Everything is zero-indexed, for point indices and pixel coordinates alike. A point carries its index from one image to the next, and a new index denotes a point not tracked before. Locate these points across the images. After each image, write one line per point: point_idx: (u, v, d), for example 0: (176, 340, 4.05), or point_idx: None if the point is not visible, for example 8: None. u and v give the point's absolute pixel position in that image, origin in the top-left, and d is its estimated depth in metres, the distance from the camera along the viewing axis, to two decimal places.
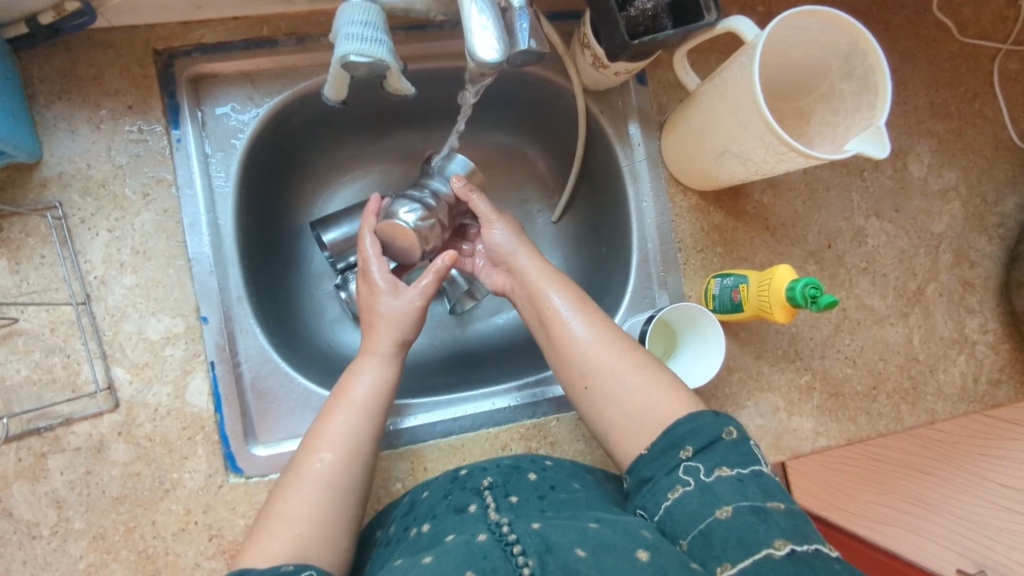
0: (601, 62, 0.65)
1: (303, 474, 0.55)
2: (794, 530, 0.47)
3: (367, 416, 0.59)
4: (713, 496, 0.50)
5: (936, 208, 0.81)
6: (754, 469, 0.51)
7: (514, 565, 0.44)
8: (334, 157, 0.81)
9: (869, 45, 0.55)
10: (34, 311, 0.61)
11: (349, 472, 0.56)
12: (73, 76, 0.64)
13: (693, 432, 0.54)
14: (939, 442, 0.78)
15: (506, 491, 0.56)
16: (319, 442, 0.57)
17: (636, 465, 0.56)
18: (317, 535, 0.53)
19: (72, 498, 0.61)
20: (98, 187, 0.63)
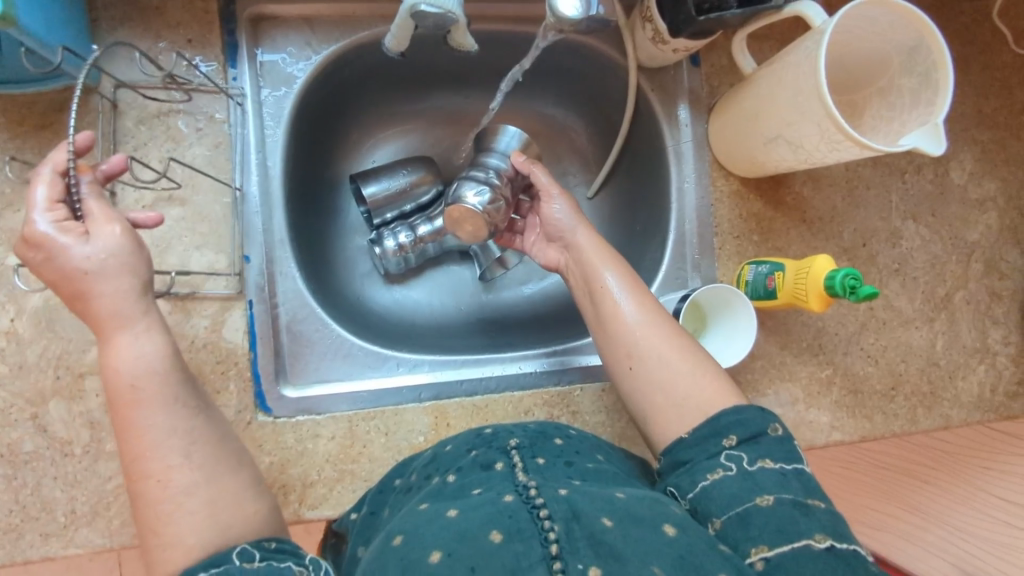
0: (662, 37, 0.65)
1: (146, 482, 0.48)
2: (833, 528, 0.49)
3: (161, 391, 0.50)
4: (755, 484, 0.51)
5: (973, 216, 0.81)
6: (797, 466, 0.53)
7: (541, 529, 0.44)
8: (379, 113, 0.81)
9: (934, 42, 0.55)
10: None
11: (194, 467, 0.49)
12: (136, 4, 0.64)
13: (740, 423, 0.55)
14: (947, 452, 0.80)
15: (533, 453, 0.55)
16: (152, 444, 0.48)
17: (674, 446, 0.56)
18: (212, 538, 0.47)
19: (105, 421, 0.62)
20: (154, 118, 0.64)
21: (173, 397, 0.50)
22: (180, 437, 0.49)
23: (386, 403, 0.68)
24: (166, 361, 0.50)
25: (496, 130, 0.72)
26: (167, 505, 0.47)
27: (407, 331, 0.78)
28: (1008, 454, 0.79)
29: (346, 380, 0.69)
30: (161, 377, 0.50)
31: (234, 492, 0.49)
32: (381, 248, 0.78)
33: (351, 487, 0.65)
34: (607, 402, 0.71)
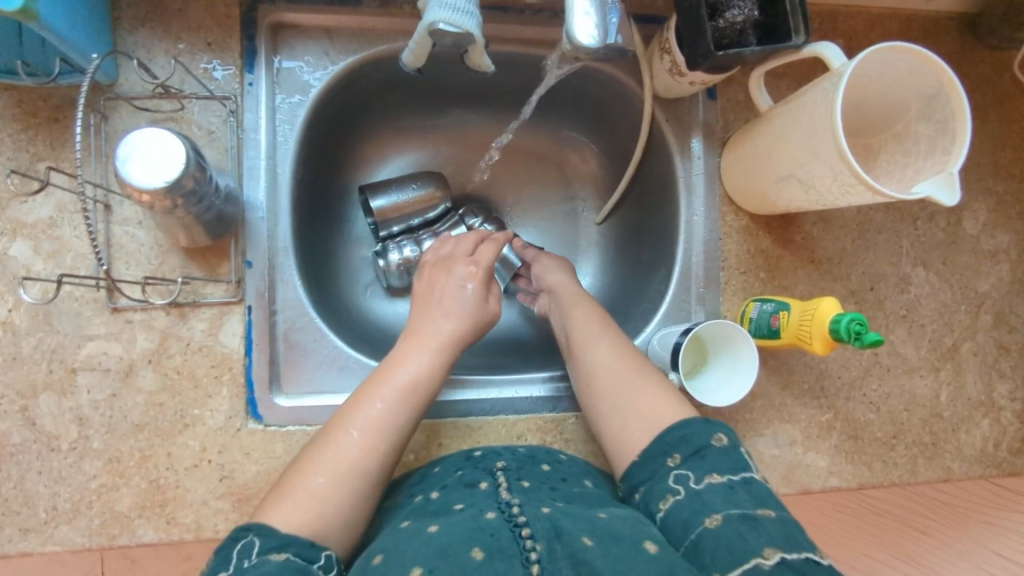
0: (679, 69, 0.65)
1: (337, 443, 0.56)
2: (784, 539, 0.49)
3: (408, 405, 0.59)
4: (701, 504, 0.52)
5: (984, 267, 0.80)
6: (745, 476, 0.54)
7: (522, 549, 0.44)
8: (391, 126, 0.81)
9: (953, 90, 0.55)
10: (99, 223, 0.63)
11: (378, 456, 0.56)
12: (159, 5, 0.64)
13: (684, 440, 0.57)
14: (944, 505, 0.79)
15: (519, 475, 0.55)
16: (354, 418, 0.57)
17: (631, 470, 0.59)
18: (335, 510, 0.53)
19: (94, 418, 0.61)
20: (166, 118, 0.64)
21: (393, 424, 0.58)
22: (382, 431, 0.57)
23: None
24: (429, 381, 0.61)
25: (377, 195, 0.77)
26: (328, 486, 0.54)
27: None
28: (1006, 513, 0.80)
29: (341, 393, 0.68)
30: (423, 392, 0.61)
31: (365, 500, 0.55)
32: (385, 260, 0.77)
33: None
34: None
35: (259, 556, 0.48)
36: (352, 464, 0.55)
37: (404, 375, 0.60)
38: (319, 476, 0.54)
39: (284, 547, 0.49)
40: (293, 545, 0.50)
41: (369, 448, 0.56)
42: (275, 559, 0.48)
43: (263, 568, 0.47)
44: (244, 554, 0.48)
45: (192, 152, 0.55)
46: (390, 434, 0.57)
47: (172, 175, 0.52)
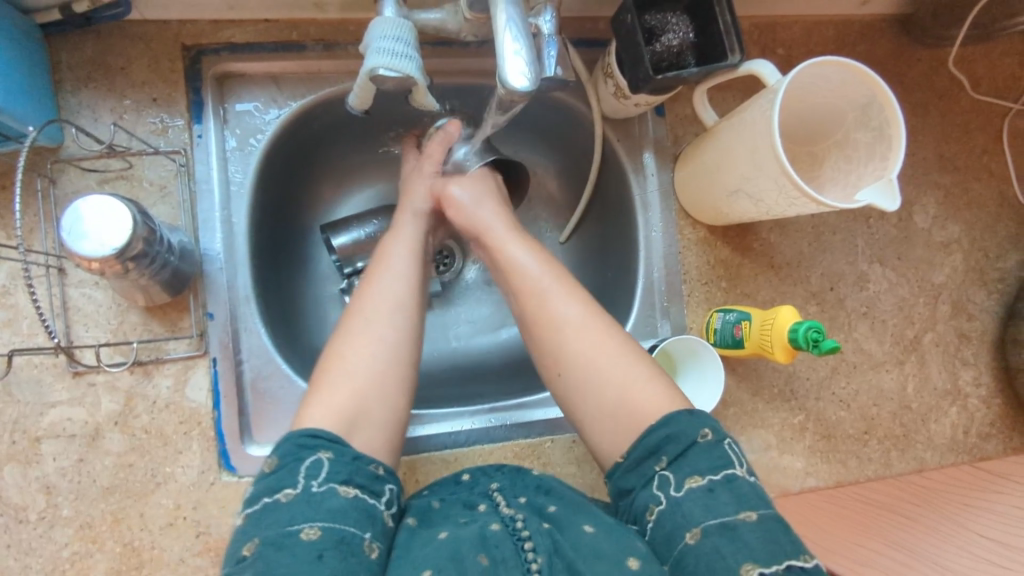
0: (623, 92, 0.67)
1: (355, 326, 0.57)
2: (763, 550, 0.47)
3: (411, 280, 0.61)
4: (682, 512, 0.50)
5: (938, 258, 0.82)
6: (727, 475, 0.51)
7: (524, 560, 0.47)
8: (349, 161, 0.81)
9: (885, 99, 0.57)
10: (55, 287, 0.62)
11: (405, 334, 0.58)
12: (101, 65, 0.64)
13: (670, 440, 0.53)
14: (921, 489, 0.77)
15: (515, 492, 0.57)
16: (368, 303, 0.59)
17: (614, 474, 0.56)
18: (374, 390, 0.54)
19: (62, 485, 0.61)
20: (116, 176, 0.64)
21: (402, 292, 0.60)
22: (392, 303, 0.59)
23: None
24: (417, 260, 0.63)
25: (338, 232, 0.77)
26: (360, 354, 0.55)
27: None
28: (989, 493, 0.75)
29: None
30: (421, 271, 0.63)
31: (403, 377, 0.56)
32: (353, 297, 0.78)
33: None
34: (579, 453, 0.71)
35: (326, 484, 0.48)
36: (378, 330, 0.57)
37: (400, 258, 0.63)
38: (355, 358, 0.55)
39: (351, 480, 0.49)
40: (359, 478, 0.50)
41: (393, 322, 0.58)
42: (343, 496, 0.48)
43: (331, 503, 0.47)
44: (313, 475, 0.48)
45: (140, 216, 0.55)
46: (404, 311, 0.59)
47: (118, 242, 0.52)
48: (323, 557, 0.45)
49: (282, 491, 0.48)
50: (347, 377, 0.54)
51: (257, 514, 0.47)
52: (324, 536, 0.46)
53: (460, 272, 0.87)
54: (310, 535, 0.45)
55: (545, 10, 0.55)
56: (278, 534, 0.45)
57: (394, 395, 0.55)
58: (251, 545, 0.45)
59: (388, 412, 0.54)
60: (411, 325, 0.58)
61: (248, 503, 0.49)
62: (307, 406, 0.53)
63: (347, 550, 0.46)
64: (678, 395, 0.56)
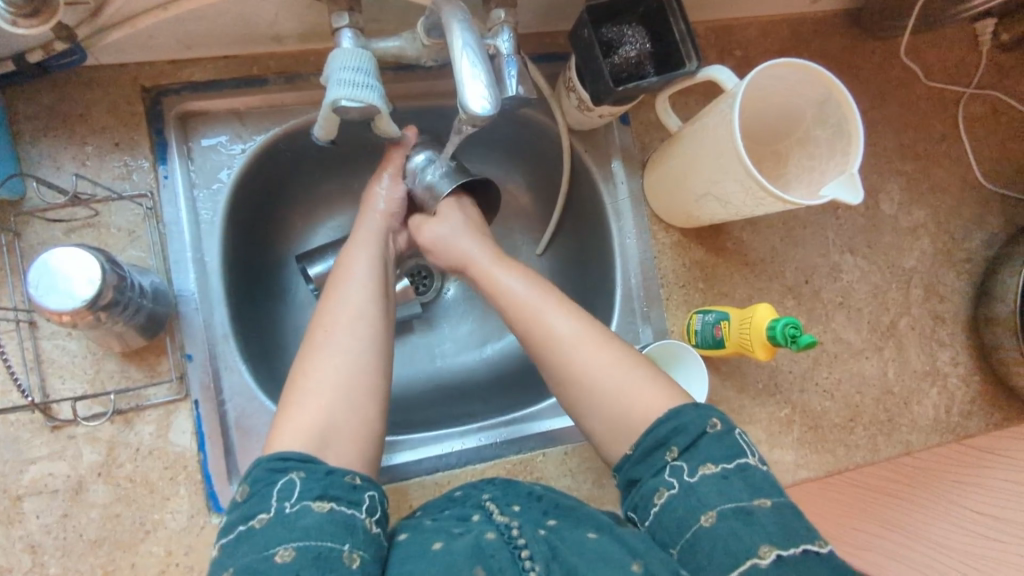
0: (586, 105, 0.67)
1: (317, 342, 0.57)
2: (779, 532, 0.47)
3: (372, 290, 0.61)
4: (697, 498, 0.51)
5: (906, 244, 0.84)
6: (739, 463, 0.52)
7: (520, 568, 0.46)
8: (319, 191, 0.81)
9: (840, 95, 0.58)
10: (27, 341, 0.61)
11: (370, 346, 0.58)
12: (60, 113, 0.64)
13: (678, 430, 0.54)
14: (918, 472, 0.83)
15: (508, 500, 0.57)
16: (332, 319, 0.58)
17: (623, 464, 0.56)
18: (343, 403, 0.54)
19: (48, 543, 0.59)
20: (83, 225, 0.63)
21: (364, 302, 0.60)
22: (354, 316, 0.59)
23: None
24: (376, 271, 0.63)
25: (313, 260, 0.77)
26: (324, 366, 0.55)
27: None
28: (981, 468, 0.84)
29: None
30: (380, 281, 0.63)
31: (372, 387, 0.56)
32: None
33: None
34: (571, 465, 0.71)
35: (299, 503, 0.47)
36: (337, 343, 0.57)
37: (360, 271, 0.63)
38: (320, 373, 0.55)
39: (325, 493, 0.48)
40: (334, 490, 0.49)
41: (354, 332, 0.58)
42: (318, 511, 0.47)
43: (304, 521, 0.46)
44: (285, 497, 0.48)
45: (109, 264, 0.55)
46: (367, 323, 0.58)
47: (88, 293, 0.52)
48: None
49: (256, 517, 0.47)
50: (315, 394, 0.54)
51: (234, 545, 0.46)
52: (298, 556, 0.44)
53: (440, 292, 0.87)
54: (284, 557, 0.44)
55: (501, 30, 0.56)
56: (255, 559, 0.44)
57: (364, 406, 0.55)
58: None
59: (359, 425, 0.54)
60: (375, 338, 0.58)
61: (223, 534, 0.48)
62: (277, 429, 0.52)
63: (325, 566, 0.45)
64: (666, 391, 0.57)
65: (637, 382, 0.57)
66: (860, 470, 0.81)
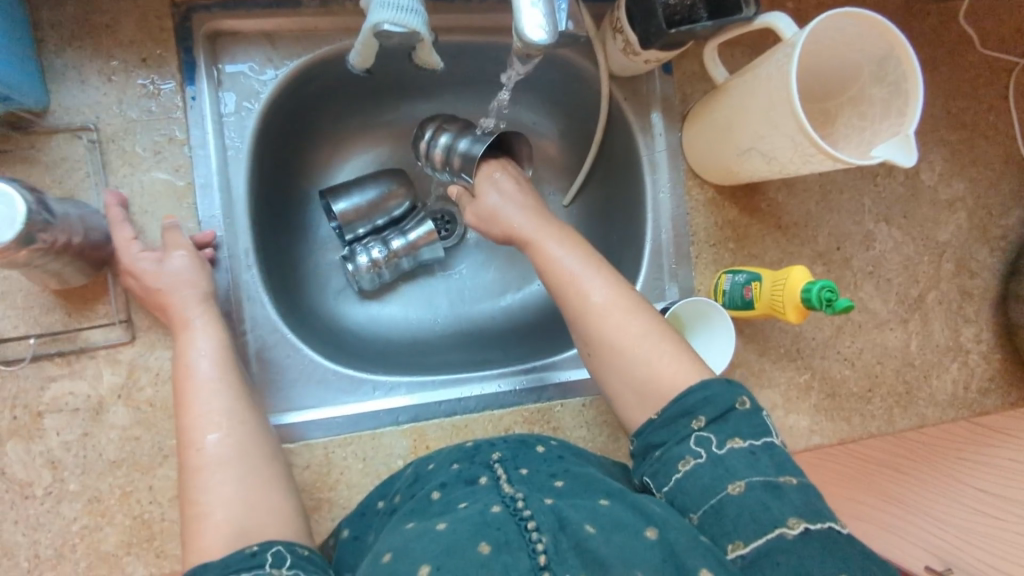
0: (633, 48, 0.64)
1: (198, 462, 0.54)
2: (807, 507, 0.48)
3: (220, 380, 0.59)
4: (725, 470, 0.51)
5: (943, 217, 0.82)
6: (766, 441, 0.52)
7: (528, 540, 0.45)
8: (347, 125, 0.78)
9: (904, 52, 0.55)
10: None
11: (235, 442, 0.56)
12: (86, 23, 0.61)
13: (706, 401, 0.54)
14: None
15: (516, 464, 0.56)
16: (199, 420, 0.56)
17: (645, 429, 0.56)
18: (246, 507, 0.52)
19: (68, 460, 0.59)
20: (107, 142, 0.61)
21: (210, 387, 0.58)
22: (211, 410, 0.57)
23: (363, 428, 0.67)
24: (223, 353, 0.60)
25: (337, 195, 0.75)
26: (207, 470, 0.54)
27: (384, 352, 0.76)
28: None
29: (320, 407, 0.67)
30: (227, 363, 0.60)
31: (262, 479, 0.55)
32: (355, 264, 0.76)
33: (330, 515, 0.64)
34: (589, 416, 0.71)
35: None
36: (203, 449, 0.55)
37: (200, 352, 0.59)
38: (207, 487, 0.53)
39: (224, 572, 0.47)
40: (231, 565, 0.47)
41: (228, 439, 0.56)
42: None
43: None
44: None
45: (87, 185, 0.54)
46: (236, 415, 0.57)
47: None
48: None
49: None
50: (211, 512, 0.51)
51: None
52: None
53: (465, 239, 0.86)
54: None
55: None
56: None
57: (275, 500, 0.54)
58: None
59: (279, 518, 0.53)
60: (251, 429, 0.57)
61: None
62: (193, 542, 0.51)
63: None
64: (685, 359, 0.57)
65: (670, 355, 0.57)
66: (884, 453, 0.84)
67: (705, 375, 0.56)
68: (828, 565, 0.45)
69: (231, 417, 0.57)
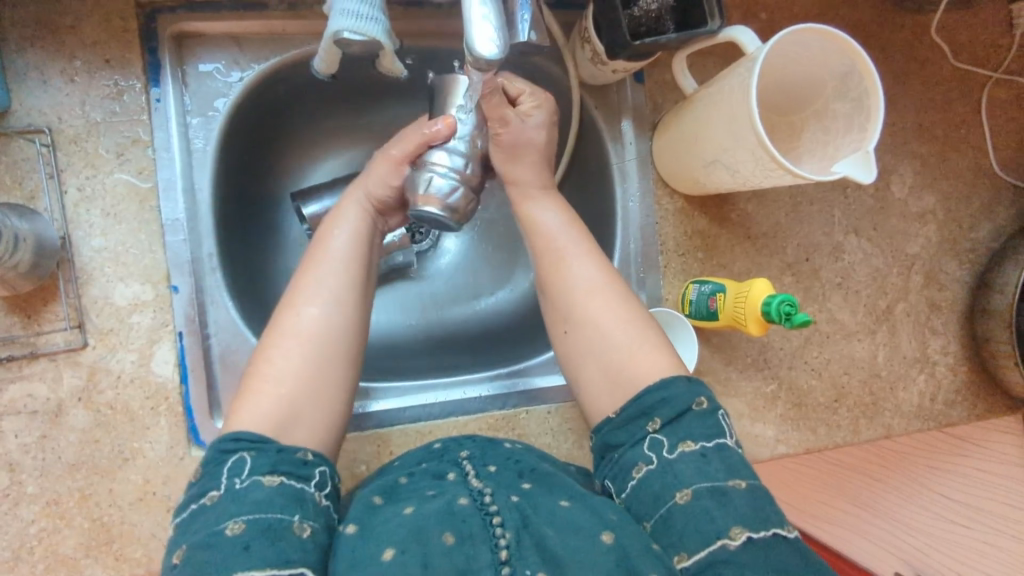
0: (600, 58, 0.65)
1: (292, 328, 0.55)
2: (755, 516, 0.47)
3: (350, 269, 0.59)
4: (674, 476, 0.50)
5: (913, 229, 0.82)
6: (720, 442, 0.52)
7: (491, 535, 0.45)
8: (317, 127, 0.78)
9: (866, 69, 0.55)
10: None
11: (336, 327, 0.56)
12: (48, 23, 0.61)
13: (664, 403, 0.54)
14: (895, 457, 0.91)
15: (484, 461, 0.56)
16: (304, 295, 0.56)
17: (603, 428, 0.57)
18: (308, 394, 0.53)
19: (26, 462, 0.59)
20: (69, 143, 0.61)
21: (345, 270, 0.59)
22: (332, 294, 0.57)
23: None
24: (362, 247, 0.61)
25: (306, 197, 0.75)
26: (291, 335, 0.54)
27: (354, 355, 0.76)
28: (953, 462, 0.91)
29: None
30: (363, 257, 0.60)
31: (332, 361, 0.55)
32: None
33: None
34: (554, 424, 0.71)
35: (250, 478, 0.47)
36: (305, 315, 0.55)
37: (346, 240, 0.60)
38: (279, 360, 0.53)
39: (276, 469, 0.48)
40: (285, 466, 0.49)
41: (326, 321, 0.56)
42: (266, 485, 0.47)
43: (254, 496, 0.46)
44: (235, 474, 0.48)
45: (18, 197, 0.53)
46: (347, 303, 0.57)
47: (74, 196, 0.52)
48: (250, 547, 0.43)
49: (208, 495, 0.47)
50: (276, 383, 0.52)
51: (187, 521, 0.46)
52: (249, 527, 0.44)
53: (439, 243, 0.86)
54: (233, 530, 0.44)
55: None
56: (205, 534, 0.44)
57: (332, 393, 0.55)
58: (179, 551, 0.44)
59: (324, 411, 0.54)
60: (348, 311, 0.57)
61: (178, 513, 0.48)
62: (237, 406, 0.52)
63: (274, 536, 0.45)
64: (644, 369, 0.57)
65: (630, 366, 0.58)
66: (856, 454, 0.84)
67: (676, 371, 0.56)
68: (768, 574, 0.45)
69: (345, 301, 0.57)
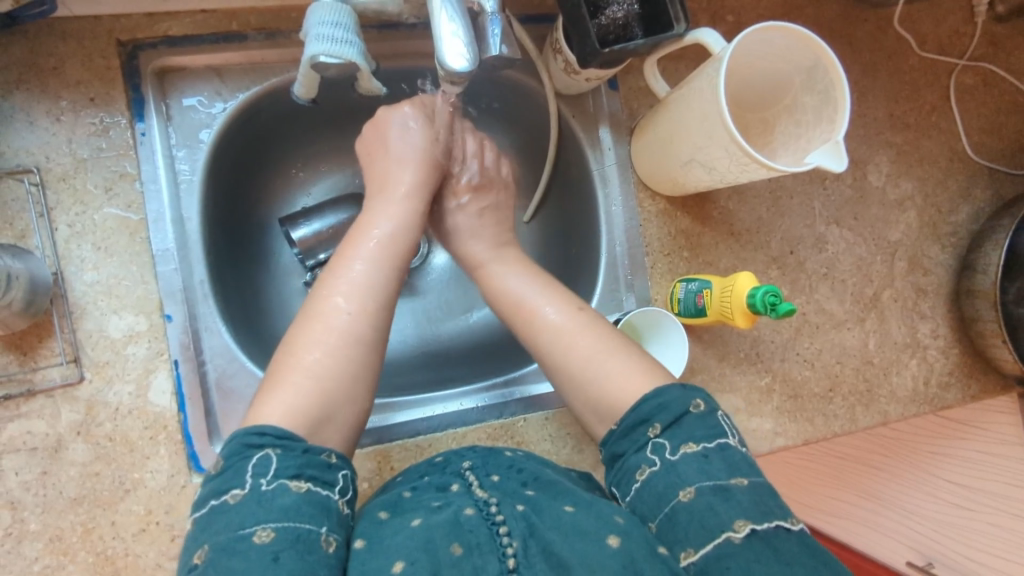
0: (573, 68, 0.67)
1: (329, 325, 0.56)
2: (756, 509, 0.48)
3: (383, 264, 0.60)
4: (676, 475, 0.51)
5: (893, 216, 0.83)
6: (720, 442, 0.52)
7: (499, 545, 0.46)
8: (300, 153, 0.80)
9: (828, 62, 0.57)
10: None
11: (371, 325, 0.57)
12: (33, 66, 0.62)
13: (660, 407, 0.54)
14: (902, 446, 0.88)
15: (487, 471, 0.56)
16: (338, 291, 0.58)
17: (608, 438, 0.57)
18: (340, 392, 0.54)
19: (27, 499, 0.59)
20: (59, 180, 0.62)
21: (383, 265, 0.60)
22: (368, 294, 0.58)
23: None
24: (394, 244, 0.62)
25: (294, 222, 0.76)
26: (327, 334, 0.55)
27: None
28: (957, 445, 0.90)
29: None
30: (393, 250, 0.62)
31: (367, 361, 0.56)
32: None
33: None
34: (553, 430, 0.71)
35: (276, 481, 0.47)
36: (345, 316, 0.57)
37: (381, 232, 0.62)
38: (314, 356, 0.54)
39: (302, 473, 0.48)
40: (310, 470, 0.49)
41: (362, 319, 0.57)
42: (294, 491, 0.47)
43: (280, 501, 0.46)
44: (261, 474, 0.47)
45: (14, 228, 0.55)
46: (381, 303, 0.59)
47: None
48: (278, 559, 0.43)
49: (230, 492, 0.47)
50: (314, 379, 0.53)
51: (207, 519, 0.46)
52: (277, 537, 0.44)
53: (427, 260, 0.87)
54: (262, 538, 0.44)
55: None
56: (229, 538, 0.44)
57: (364, 391, 0.56)
58: (201, 553, 0.44)
59: (354, 409, 0.55)
60: (382, 310, 0.58)
61: (198, 507, 0.48)
62: (249, 405, 0.52)
63: (303, 549, 0.45)
64: (640, 368, 0.58)
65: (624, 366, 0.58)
66: (850, 445, 0.84)
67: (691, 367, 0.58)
68: (773, 568, 0.45)
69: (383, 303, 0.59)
